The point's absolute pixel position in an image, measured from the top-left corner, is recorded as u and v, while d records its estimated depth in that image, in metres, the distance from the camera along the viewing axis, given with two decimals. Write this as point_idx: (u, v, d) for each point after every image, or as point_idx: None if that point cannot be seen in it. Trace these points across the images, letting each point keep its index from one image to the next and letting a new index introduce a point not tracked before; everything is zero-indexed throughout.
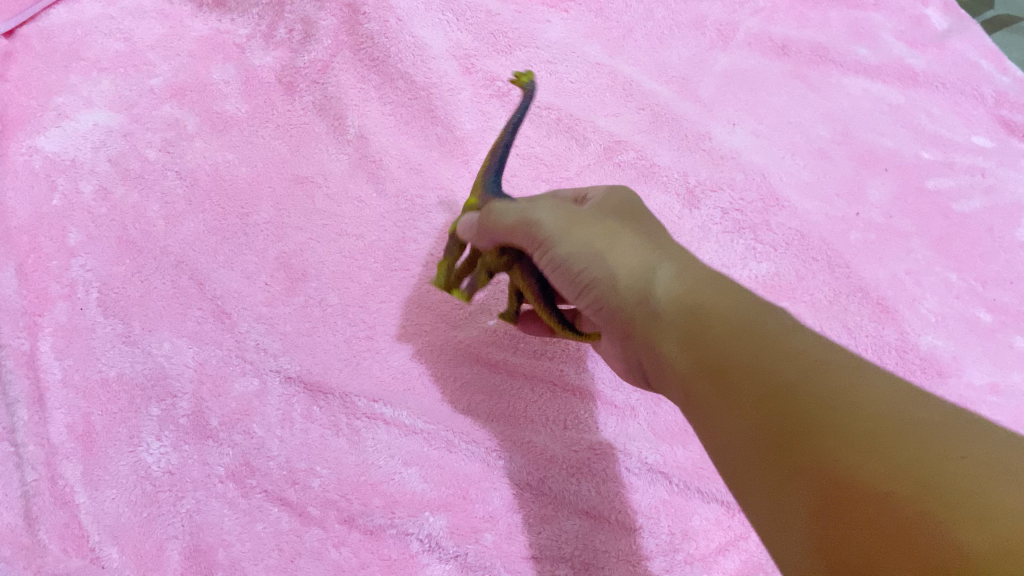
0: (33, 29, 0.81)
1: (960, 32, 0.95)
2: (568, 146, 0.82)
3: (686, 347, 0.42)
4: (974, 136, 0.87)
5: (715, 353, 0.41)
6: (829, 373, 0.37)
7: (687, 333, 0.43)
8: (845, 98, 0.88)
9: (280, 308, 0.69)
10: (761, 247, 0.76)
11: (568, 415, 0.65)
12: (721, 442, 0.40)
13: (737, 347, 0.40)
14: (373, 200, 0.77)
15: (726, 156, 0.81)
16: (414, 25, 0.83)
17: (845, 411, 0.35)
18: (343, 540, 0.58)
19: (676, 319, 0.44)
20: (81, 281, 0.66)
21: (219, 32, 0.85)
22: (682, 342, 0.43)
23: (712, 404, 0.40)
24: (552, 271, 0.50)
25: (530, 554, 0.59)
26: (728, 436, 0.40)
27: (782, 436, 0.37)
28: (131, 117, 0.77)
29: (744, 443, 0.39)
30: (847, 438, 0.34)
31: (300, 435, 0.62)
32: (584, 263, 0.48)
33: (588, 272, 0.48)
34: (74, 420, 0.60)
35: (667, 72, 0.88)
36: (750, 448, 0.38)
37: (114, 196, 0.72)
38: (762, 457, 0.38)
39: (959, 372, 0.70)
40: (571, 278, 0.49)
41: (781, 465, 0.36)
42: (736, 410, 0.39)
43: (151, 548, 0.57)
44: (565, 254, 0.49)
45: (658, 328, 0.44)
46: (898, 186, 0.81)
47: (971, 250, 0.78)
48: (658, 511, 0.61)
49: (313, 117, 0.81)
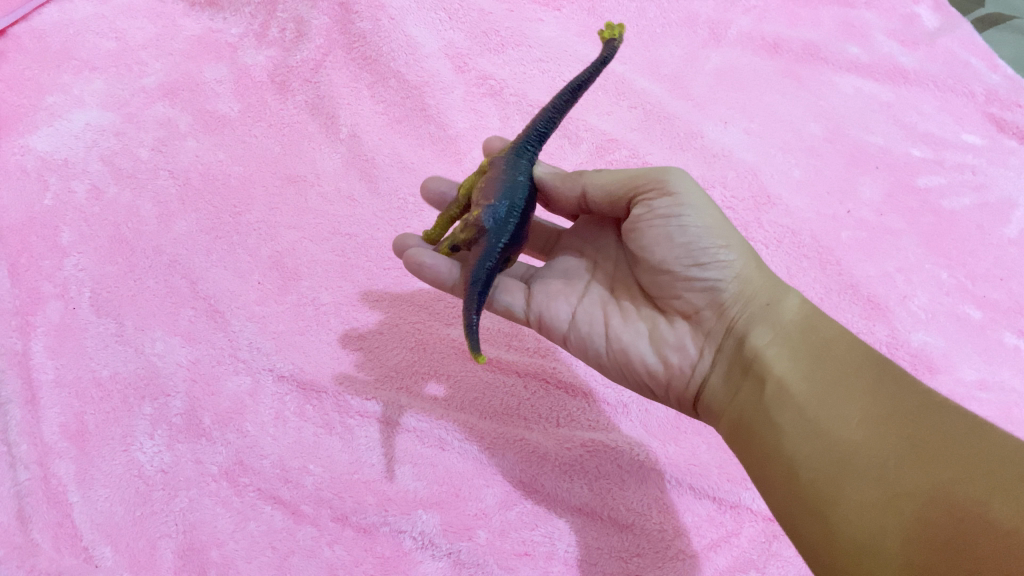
0: (26, 29, 0.80)
1: (951, 30, 0.96)
2: (561, 144, 0.82)
3: (799, 360, 0.50)
4: (964, 134, 0.88)
5: (829, 370, 0.49)
6: (861, 406, 0.46)
7: (799, 350, 0.51)
8: (837, 97, 0.89)
9: (273, 307, 0.69)
10: (753, 245, 0.76)
11: (561, 412, 0.66)
12: (799, 430, 0.47)
13: (849, 370, 0.48)
14: (366, 199, 0.77)
15: (719, 154, 0.81)
16: (407, 24, 0.83)
17: (925, 427, 0.43)
18: (336, 538, 0.58)
19: (792, 338, 0.51)
20: (74, 280, 0.66)
21: (212, 31, 0.85)
22: (794, 355, 0.51)
23: (805, 401, 0.48)
24: (674, 236, 0.52)
25: (523, 551, 0.59)
26: (812, 425, 0.47)
27: (875, 437, 0.44)
28: (124, 116, 0.77)
29: (831, 433, 0.46)
30: (924, 446, 0.42)
31: (293, 434, 0.63)
32: (716, 244, 0.52)
33: (714, 256, 0.52)
34: (67, 419, 0.60)
35: (659, 71, 0.89)
36: (835, 445, 0.45)
37: (106, 195, 0.72)
38: (842, 446, 0.45)
39: (951, 368, 0.69)
40: (692, 249, 0.52)
41: (860, 455, 0.44)
42: (837, 410, 0.47)
43: (144, 547, 0.56)
44: (700, 229, 0.52)
45: (771, 338, 0.52)
46: (889, 183, 0.82)
47: (960, 247, 0.78)
48: (651, 508, 0.61)
49: (306, 117, 0.81)
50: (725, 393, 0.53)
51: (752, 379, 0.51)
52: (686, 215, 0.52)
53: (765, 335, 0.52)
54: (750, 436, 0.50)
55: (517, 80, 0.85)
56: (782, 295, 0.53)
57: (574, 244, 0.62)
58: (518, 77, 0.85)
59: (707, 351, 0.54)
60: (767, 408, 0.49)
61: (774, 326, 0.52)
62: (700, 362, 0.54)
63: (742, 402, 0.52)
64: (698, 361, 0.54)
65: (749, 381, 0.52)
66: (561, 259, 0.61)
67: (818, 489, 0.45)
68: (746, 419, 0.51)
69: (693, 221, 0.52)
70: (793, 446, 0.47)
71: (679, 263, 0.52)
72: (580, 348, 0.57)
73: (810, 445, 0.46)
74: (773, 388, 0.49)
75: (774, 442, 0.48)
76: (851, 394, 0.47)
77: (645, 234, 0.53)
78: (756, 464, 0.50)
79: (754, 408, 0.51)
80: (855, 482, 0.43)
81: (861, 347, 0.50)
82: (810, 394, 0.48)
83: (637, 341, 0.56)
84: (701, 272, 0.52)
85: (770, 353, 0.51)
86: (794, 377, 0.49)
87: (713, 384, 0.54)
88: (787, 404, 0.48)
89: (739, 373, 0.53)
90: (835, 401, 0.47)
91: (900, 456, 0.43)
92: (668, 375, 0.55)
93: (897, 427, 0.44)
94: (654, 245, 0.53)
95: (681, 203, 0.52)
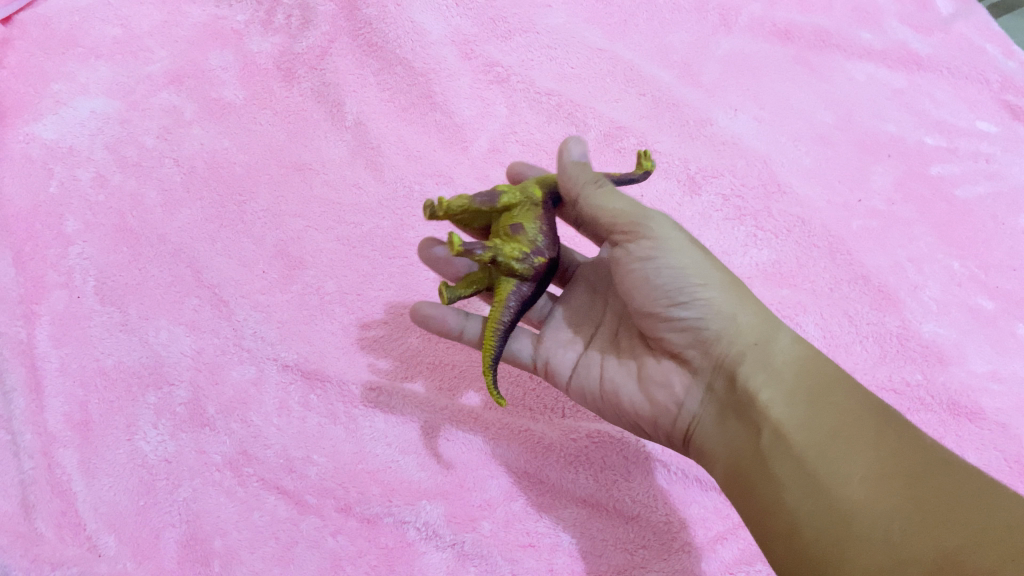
0: (32, 16, 0.80)
1: (965, 16, 0.94)
2: (568, 132, 0.81)
3: (795, 407, 0.49)
4: (979, 121, 0.86)
5: (825, 419, 0.48)
6: (861, 462, 0.46)
7: (794, 395, 0.49)
8: (849, 83, 0.87)
9: (277, 297, 0.68)
10: (762, 235, 0.75)
11: (566, 402, 0.65)
12: (797, 483, 0.46)
13: (846, 419, 0.48)
14: (370, 186, 0.76)
15: (729, 141, 0.80)
16: (412, 10, 0.83)
17: (928, 486, 0.44)
18: (339, 529, 0.58)
19: (785, 380, 0.50)
20: (78, 268, 0.66)
21: (217, 18, 0.84)
22: (789, 401, 0.49)
23: (804, 452, 0.47)
24: (654, 278, 0.51)
25: (527, 542, 0.58)
26: (812, 480, 0.46)
27: (877, 495, 0.44)
28: (129, 103, 0.76)
29: (832, 490, 0.45)
30: (930, 509, 0.43)
31: (296, 424, 0.62)
32: (698, 283, 0.51)
33: (700, 295, 0.51)
34: (71, 409, 0.60)
35: (668, 57, 0.87)
36: (838, 505, 0.44)
37: (111, 183, 0.71)
38: (845, 506, 0.44)
39: (962, 360, 0.68)
40: (676, 288, 0.51)
41: (862, 517, 0.44)
42: (836, 465, 0.46)
43: (147, 537, 0.56)
44: (683, 268, 0.51)
45: (762, 379, 0.50)
46: (902, 172, 0.80)
47: (973, 236, 0.77)
48: (656, 500, 0.60)
49: (311, 103, 0.80)
50: (716, 434, 0.52)
51: (746, 422, 0.50)
52: (668, 256, 0.51)
53: (754, 377, 0.50)
54: (744, 484, 0.49)
55: (524, 67, 0.83)
56: (774, 334, 0.52)
57: (585, 279, 0.61)
58: (526, 64, 0.84)
59: (696, 389, 0.53)
60: (763, 459, 0.48)
61: (763, 367, 0.51)
62: (687, 399, 0.54)
63: (737, 448, 0.50)
64: (685, 399, 0.54)
65: (742, 424, 0.51)
66: (570, 296, 0.61)
67: (823, 551, 0.44)
68: (741, 466, 0.50)
69: (675, 262, 0.51)
70: (793, 499, 0.46)
71: (659, 303, 0.51)
72: (581, 394, 0.58)
73: (810, 501, 0.45)
74: (768, 437, 0.48)
75: (771, 494, 0.47)
76: (850, 447, 0.46)
77: (624, 276, 0.53)
78: (751, 513, 0.49)
79: (749, 453, 0.49)
80: (860, 544, 0.43)
81: (858, 394, 0.49)
82: (808, 447, 0.47)
83: (630, 382, 0.56)
84: (683, 310, 0.51)
85: (762, 397, 0.49)
86: (789, 424, 0.48)
87: (704, 424, 0.53)
88: (783, 455, 0.47)
89: (732, 415, 0.51)
90: (841, 458, 0.46)
91: (906, 518, 0.43)
92: (655, 413, 0.55)
93: (900, 486, 0.44)
94: (642, 282, 0.52)
95: (664, 242, 0.51)
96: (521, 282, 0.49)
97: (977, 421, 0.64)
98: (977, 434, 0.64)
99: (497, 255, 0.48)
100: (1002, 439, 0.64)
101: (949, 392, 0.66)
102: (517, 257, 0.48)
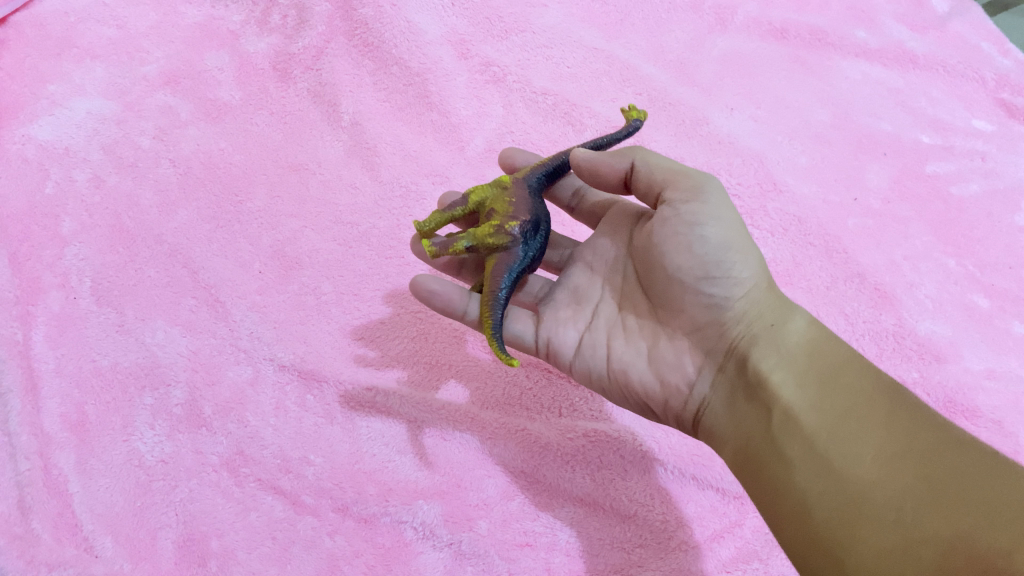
0: (27, 17, 0.79)
1: (960, 14, 0.94)
2: (564, 131, 0.81)
3: (807, 388, 0.49)
4: (975, 120, 0.86)
5: (837, 399, 0.48)
6: (874, 442, 0.45)
7: (805, 376, 0.50)
8: (845, 82, 0.87)
9: (273, 297, 0.68)
10: (758, 233, 0.75)
11: (563, 402, 0.65)
12: (809, 464, 0.46)
13: (858, 399, 0.48)
14: (367, 187, 0.76)
15: (725, 140, 0.80)
16: (409, 11, 0.83)
17: (939, 464, 0.43)
18: (337, 529, 0.58)
19: (796, 362, 0.51)
20: (74, 269, 0.66)
21: (213, 19, 0.84)
22: (802, 382, 0.50)
23: (814, 432, 0.47)
24: (695, 247, 0.51)
25: (524, 542, 0.58)
26: (823, 460, 0.46)
27: (888, 475, 0.44)
28: (125, 104, 0.76)
29: (843, 470, 0.45)
30: (941, 488, 0.42)
31: (294, 424, 0.62)
32: (730, 259, 0.51)
33: (729, 271, 0.51)
34: (67, 410, 0.60)
35: (664, 56, 0.87)
36: (851, 485, 0.44)
37: (108, 184, 0.71)
38: (856, 486, 0.44)
39: (958, 358, 0.68)
40: (707, 262, 0.51)
41: (874, 497, 0.43)
42: (848, 445, 0.46)
43: (145, 537, 0.56)
44: (716, 242, 0.51)
45: (774, 360, 0.51)
46: (897, 171, 0.81)
47: (968, 235, 0.77)
48: (653, 498, 0.60)
49: (308, 104, 0.80)
50: (725, 416, 0.53)
51: (755, 403, 0.51)
52: (708, 227, 0.51)
53: (767, 358, 0.51)
54: (754, 465, 0.50)
55: (520, 66, 0.84)
56: (787, 316, 0.53)
57: (585, 258, 0.61)
58: (522, 63, 0.84)
59: (707, 370, 0.54)
60: (775, 439, 0.49)
61: (777, 348, 0.51)
62: (698, 381, 0.54)
63: (747, 430, 0.51)
64: (696, 380, 0.54)
65: (752, 405, 0.51)
66: (571, 276, 0.60)
67: (833, 531, 0.44)
68: (752, 448, 0.50)
69: (714, 234, 0.51)
70: (804, 480, 0.46)
71: (692, 274, 0.51)
72: (584, 374, 0.57)
73: (821, 482, 0.45)
74: (779, 417, 0.49)
75: (782, 475, 0.48)
76: (861, 426, 0.46)
77: (664, 239, 0.52)
78: (763, 495, 0.49)
79: (758, 435, 0.50)
80: (871, 524, 0.43)
81: (869, 373, 0.49)
82: (820, 427, 0.47)
83: (639, 362, 0.55)
84: (710, 286, 0.51)
85: (774, 378, 0.50)
86: (800, 405, 0.49)
87: (714, 406, 0.54)
88: (795, 435, 0.48)
89: (741, 396, 0.52)
90: (853, 438, 0.46)
91: (917, 498, 0.42)
92: (666, 394, 0.55)
93: (912, 465, 0.44)
94: (674, 255, 0.52)
95: (705, 215, 0.51)
96: (505, 252, 0.51)
97: (974, 419, 0.64)
98: (974, 432, 0.64)
99: (472, 242, 0.51)
100: (999, 437, 0.63)
101: (945, 390, 0.66)
102: (490, 233, 0.51)
